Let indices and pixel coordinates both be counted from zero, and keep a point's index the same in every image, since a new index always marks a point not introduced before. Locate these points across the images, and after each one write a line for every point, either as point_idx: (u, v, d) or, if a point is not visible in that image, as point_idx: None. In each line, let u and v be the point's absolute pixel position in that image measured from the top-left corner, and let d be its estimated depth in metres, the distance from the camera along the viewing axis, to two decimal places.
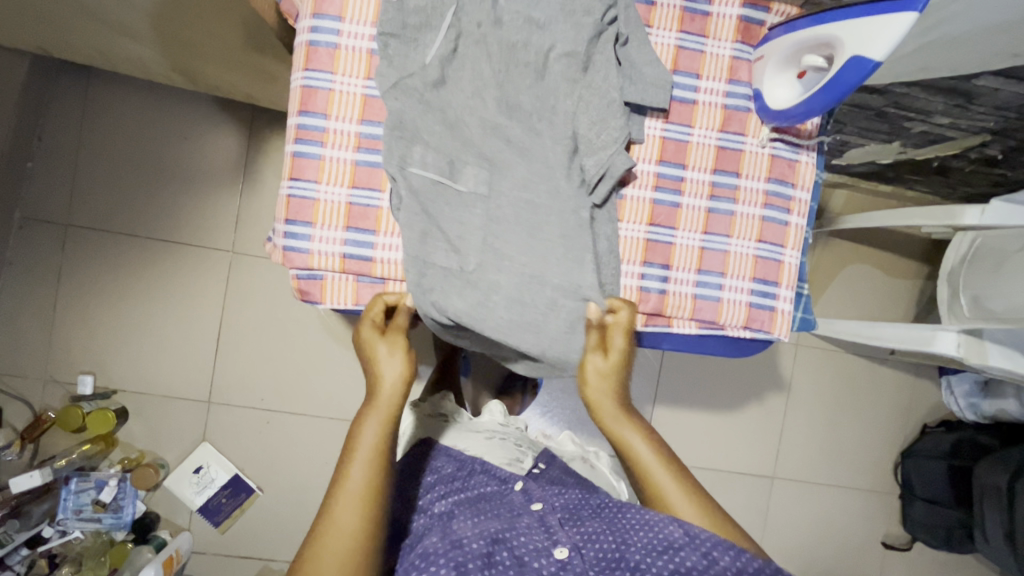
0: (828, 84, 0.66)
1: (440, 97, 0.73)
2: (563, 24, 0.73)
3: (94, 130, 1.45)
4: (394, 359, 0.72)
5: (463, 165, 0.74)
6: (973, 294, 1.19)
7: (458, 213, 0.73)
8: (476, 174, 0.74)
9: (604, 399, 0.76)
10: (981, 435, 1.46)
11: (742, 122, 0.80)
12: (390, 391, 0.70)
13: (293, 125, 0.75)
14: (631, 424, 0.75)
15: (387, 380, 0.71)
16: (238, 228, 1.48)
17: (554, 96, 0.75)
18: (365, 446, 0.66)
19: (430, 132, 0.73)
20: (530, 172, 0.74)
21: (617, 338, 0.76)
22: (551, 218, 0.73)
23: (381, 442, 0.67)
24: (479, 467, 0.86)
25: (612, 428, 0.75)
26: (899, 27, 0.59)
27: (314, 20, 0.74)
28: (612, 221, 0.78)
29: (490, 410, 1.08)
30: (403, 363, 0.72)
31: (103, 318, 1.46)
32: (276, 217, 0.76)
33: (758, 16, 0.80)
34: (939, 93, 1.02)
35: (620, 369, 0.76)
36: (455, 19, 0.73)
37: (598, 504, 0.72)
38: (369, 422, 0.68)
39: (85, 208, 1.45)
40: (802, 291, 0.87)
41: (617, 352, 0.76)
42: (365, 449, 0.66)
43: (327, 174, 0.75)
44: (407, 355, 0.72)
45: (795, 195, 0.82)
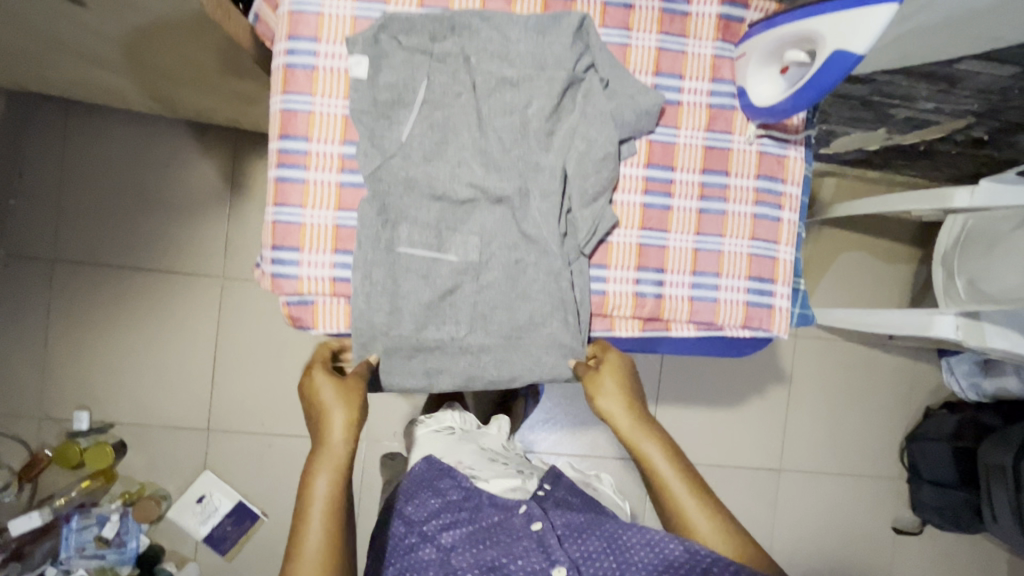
0: (816, 76, 0.62)
1: (410, 167, 0.72)
2: (537, 78, 0.74)
3: (73, 165, 1.44)
4: (339, 407, 0.70)
5: (450, 235, 0.74)
6: (969, 277, 1.18)
7: (429, 273, 0.73)
8: (466, 244, 0.74)
9: (619, 416, 0.77)
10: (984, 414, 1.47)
11: (728, 120, 0.79)
12: (340, 439, 0.69)
13: (274, 150, 0.73)
14: (651, 439, 0.75)
15: (335, 431, 0.70)
16: (227, 252, 1.48)
17: (532, 149, 0.74)
18: (319, 500, 0.66)
19: (423, 170, 0.72)
20: (502, 232, 0.74)
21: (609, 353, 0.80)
22: (523, 278, 0.75)
23: (334, 497, 0.66)
24: (487, 499, 0.81)
25: (631, 442, 0.76)
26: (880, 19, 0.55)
27: (289, 42, 0.72)
28: (585, 272, 0.76)
29: (499, 426, 1.08)
30: (349, 407, 0.71)
31: (100, 351, 1.47)
32: (263, 242, 0.74)
33: (738, 13, 0.79)
34: (921, 79, 1.01)
35: (628, 394, 0.78)
36: (427, 93, 0.73)
37: (603, 524, 0.73)
38: (320, 475, 0.67)
39: (71, 243, 1.45)
40: (799, 286, 0.84)
41: (617, 365, 0.79)
42: (320, 505, 0.65)
43: (311, 198, 0.73)
44: (356, 405, 0.71)
45: (786, 191, 0.81)
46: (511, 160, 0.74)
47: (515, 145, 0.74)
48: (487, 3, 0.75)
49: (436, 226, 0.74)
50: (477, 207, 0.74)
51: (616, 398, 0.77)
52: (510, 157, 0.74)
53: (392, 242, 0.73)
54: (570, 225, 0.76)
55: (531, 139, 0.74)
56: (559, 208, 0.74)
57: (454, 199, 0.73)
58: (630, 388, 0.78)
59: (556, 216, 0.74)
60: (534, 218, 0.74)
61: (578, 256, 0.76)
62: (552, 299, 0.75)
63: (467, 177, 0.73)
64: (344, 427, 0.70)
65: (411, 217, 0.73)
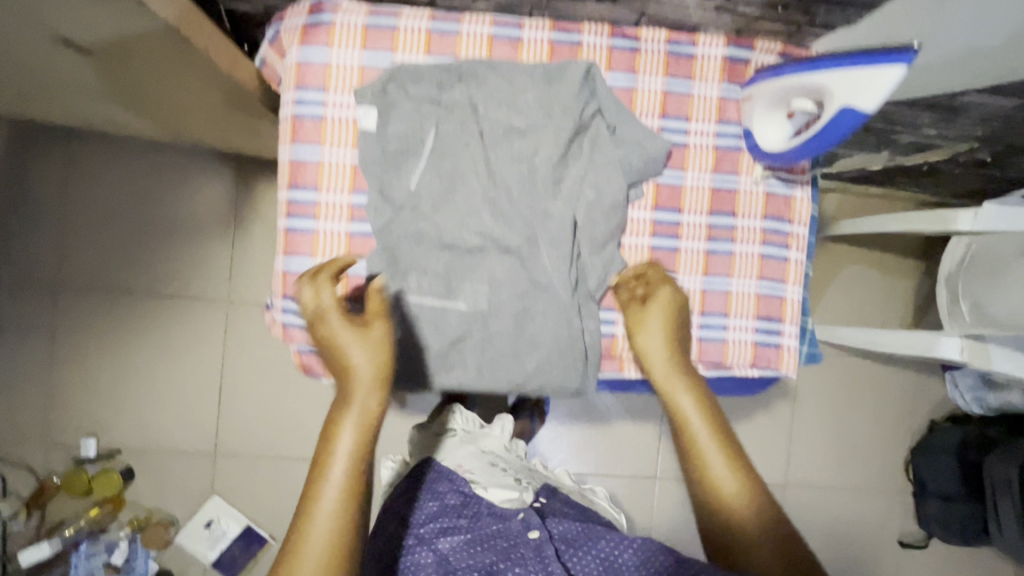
0: (827, 126, 0.63)
1: (419, 217, 0.73)
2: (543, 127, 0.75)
3: (78, 192, 1.44)
4: (367, 353, 0.68)
5: (460, 282, 0.75)
6: (974, 301, 1.19)
7: (439, 323, 0.74)
8: (475, 291, 0.75)
9: (657, 358, 0.76)
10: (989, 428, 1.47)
11: (734, 161, 0.80)
12: (365, 391, 0.67)
13: (284, 200, 0.74)
14: (685, 390, 0.76)
15: (361, 382, 0.67)
16: (233, 277, 1.48)
17: (540, 196, 0.75)
18: (344, 450, 0.65)
19: (432, 220, 0.73)
20: (512, 280, 0.75)
21: (660, 288, 0.76)
22: (532, 324, 0.76)
23: (359, 450, 0.65)
24: (485, 510, 0.81)
25: (665, 387, 0.76)
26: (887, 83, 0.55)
27: (297, 93, 0.73)
28: (594, 316, 0.77)
29: (502, 425, 1.03)
30: (374, 358, 0.68)
31: (106, 378, 1.47)
32: (274, 290, 0.75)
33: (743, 55, 0.78)
34: (925, 109, 1.01)
35: (672, 333, 0.76)
36: (435, 143, 0.73)
37: (599, 537, 0.75)
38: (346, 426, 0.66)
39: (76, 270, 1.45)
40: (808, 325, 0.84)
41: (668, 303, 0.75)
42: (345, 454, 0.65)
43: (321, 247, 0.74)
44: (382, 353, 0.68)
45: (793, 231, 0.81)
46: (519, 207, 0.75)
47: (523, 193, 0.75)
48: (493, 50, 0.76)
49: (446, 274, 0.74)
50: (485, 257, 0.75)
51: (661, 336, 0.75)
52: (518, 205, 0.75)
53: (401, 292, 0.73)
54: (578, 270, 0.77)
55: (540, 186, 0.75)
56: (568, 254, 0.75)
57: (464, 247, 0.74)
58: (676, 329, 0.76)
59: (566, 263, 0.75)
60: (543, 264, 0.75)
61: (588, 301, 0.77)
62: (560, 343, 0.76)
63: (476, 226, 0.74)
64: (372, 375, 0.68)
65: (421, 267, 0.73)
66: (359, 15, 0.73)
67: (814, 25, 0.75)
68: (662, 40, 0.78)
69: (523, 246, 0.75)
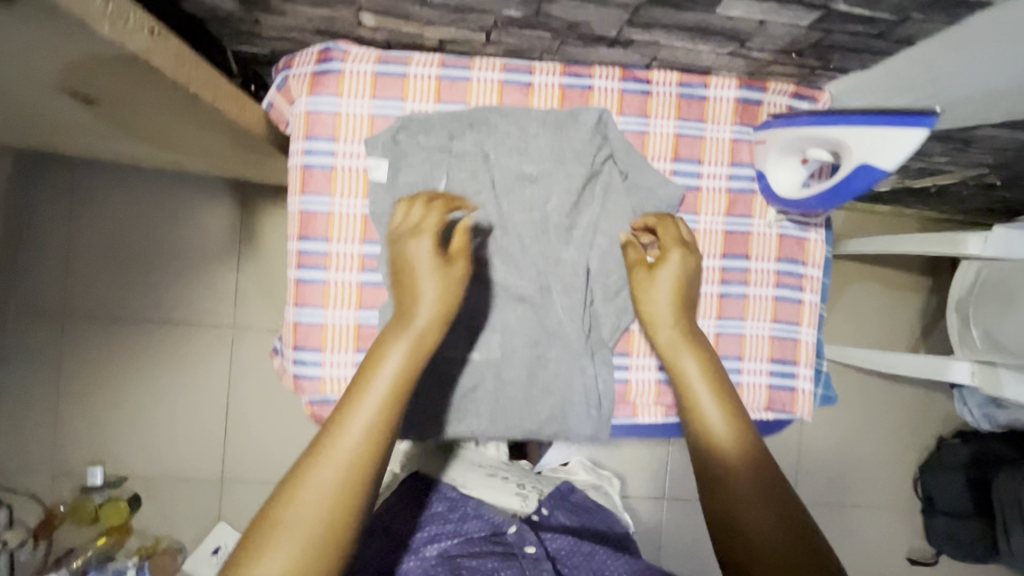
0: (846, 179, 0.62)
1: None
2: (556, 174, 0.74)
3: (82, 220, 1.43)
4: (434, 279, 0.62)
5: (472, 331, 0.74)
6: (985, 328, 1.18)
7: (452, 373, 0.74)
8: (488, 339, 0.74)
9: (663, 318, 0.72)
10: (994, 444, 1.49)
11: (748, 204, 0.79)
12: (427, 321, 0.61)
13: (294, 251, 0.73)
14: (690, 354, 0.70)
15: (423, 310, 0.61)
16: (238, 302, 1.48)
17: (553, 244, 0.75)
18: (385, 374, 0.58)
19: None
20: (525, 329, 0.75)
21: (673, 250, 0.72)
22: (545, 373, 0.75)
23: (399, 380, 0.58)
24: (473, 512, 0.83)
25: (667, 351, 0.71)
26: (907, 145, 0.55)
27: (307, 142, 0.72)
28: (608, 363, 0.76)
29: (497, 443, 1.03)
30: (447, 292, 0.63)
31: (112, 406, 1.46)
32: (285, 341, 0.74)
33: (755, 96, 0.78)
34: (935, 140, 0.99)
35: (681, 290, 0.72)
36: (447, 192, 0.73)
37: (593, 553, 0.77)
38: (389, 354, 0.59)
39: (81, 298, 1.44)
40: (821, 367, 0.83)
41: (679, 263, 0.72)
42: (384, 379, 0.57)
43: (332, 298, 0.73)
44: (450, 287, 0.63)
45: (807, 272, 0.80)
46: (532, 256, 0.74)
47: (535, 241, 0.74)
48: (504, 96, 0.75)
49: (459, 323, 0.74)
50: (498, 307, 0.74)
51: (669, 299, 0.72)
52: (531, 253, 0.74)
53: None
54: (590, 316, 0.76)
55: (553, 234, 0.74)
56: (581, 302, 0.75)
57: (476, 297, 0.74)
58: (686, 296, 0.73)
59: (579, 312, 0.75)
60: (556, 312, 0.75)
61: (601, 348, 0.77)
62: (574, 391, 0.76)
63: (489, 276, 0.73)
64: (433, 307, 0.61)
65: None
66: (369, 63, 0.73)
67: (827, 69, 0.74)
68: (673, 82, 0.77)
69: (537, 295, 0.75)
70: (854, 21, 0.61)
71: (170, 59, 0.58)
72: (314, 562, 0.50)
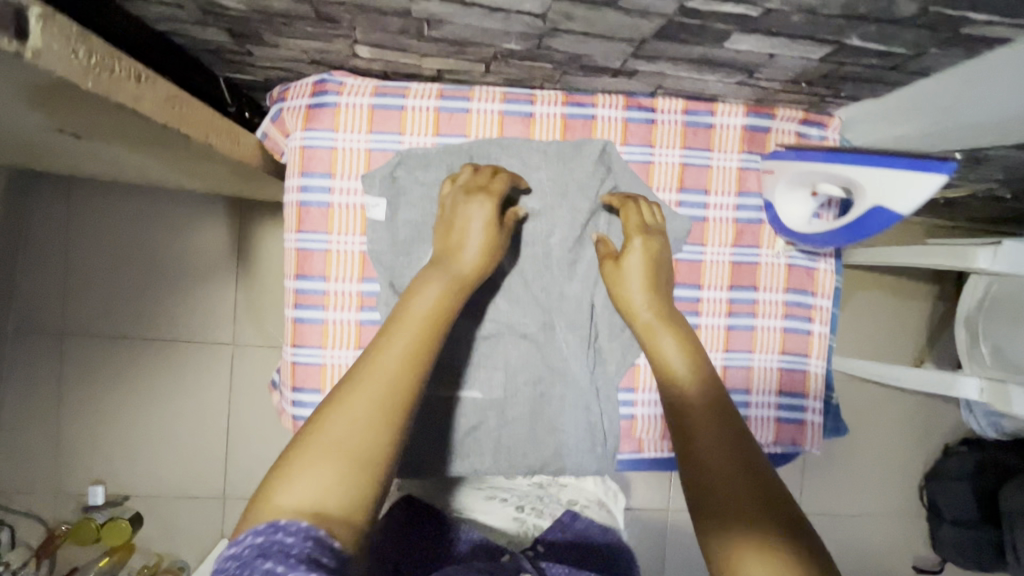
0: (864, 215, 0.60)
1: None
2: (558, 209, 0.73)
3: (79, 239, 1.42)
4: (478, 222, 0.65)
5: (474, 369, 0.73)
6: (994, 344, 1.16)
7: (453, 411, 0.73)
8: (490, 377, 0.73)
9: (636, 300, 0.67)
10: (1002, 454, 1.45)
11: (755, 234, 0.77)
12: (471, 263, 0.63)
13: (291, 290, 0.71)
14: (668, 333, 0.64)
15: (468, 256, 0.64)
16: (237, 319, 1.46)
17: (555, 279, 0.73)
18: (419, 309, 0.58)
19: None
20: (528, 366, 0.73)
21: (634, 238, 0.69)
22: (549, 409, 0.74)
23: (437, 311, 0.59)
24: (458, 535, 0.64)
25: (643, 333, 0.66)
26: (926, 191, 0.54)
27: (302, 179, 0.70)
28: (613, 399, 0.75)
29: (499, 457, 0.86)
30: (491, 239, 0.65)
31: (112, 425, 1.45)
32: (284, 381, 0.73)
33: (763, 123, 0.76)
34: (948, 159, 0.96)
35: (650, 269, 0.68)
36: None
37: None
38: (425, 291, 0.59)
39: (80, 317, 1.43)
40: (832, 399, 0.82)
41: (643, 252, 0.68)
42: (419, 313, 0.58)
43: (331, 337, 0.71)
44: (494, 235, 0.66)
45: (816, 303, 0.78)
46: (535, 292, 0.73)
47: (537, 275, 0.73)
48: (504, 128, 0.73)
49: (460, 360, 0.73)
50: (501, 343, 0.73)
51: (639, 284, 0.67)
52: (533, 289, 0.73)
53: None
54: (594, 352, 0.75)
55: (556, 269, 0.73)
56: (585, 338, 0.74)
57: (477, 334, 0.72)
58: (654, 276, 0.68)
59: (583, 347, 0.73)
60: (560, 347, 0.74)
61: (606, 383, 0.75)
62: (578, 427, 0.75)
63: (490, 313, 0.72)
64: (478, 251, 0.64)
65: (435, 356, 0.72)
66: (365, 95, 0.71)
67: (837, 97, 0.72)
68: (678, 110, 0.75)
69: (540, 331, 0.73)
70: (867, 55, 0.59)
71: (160, 104, 0.56)
72: (354, 481, 0.47)
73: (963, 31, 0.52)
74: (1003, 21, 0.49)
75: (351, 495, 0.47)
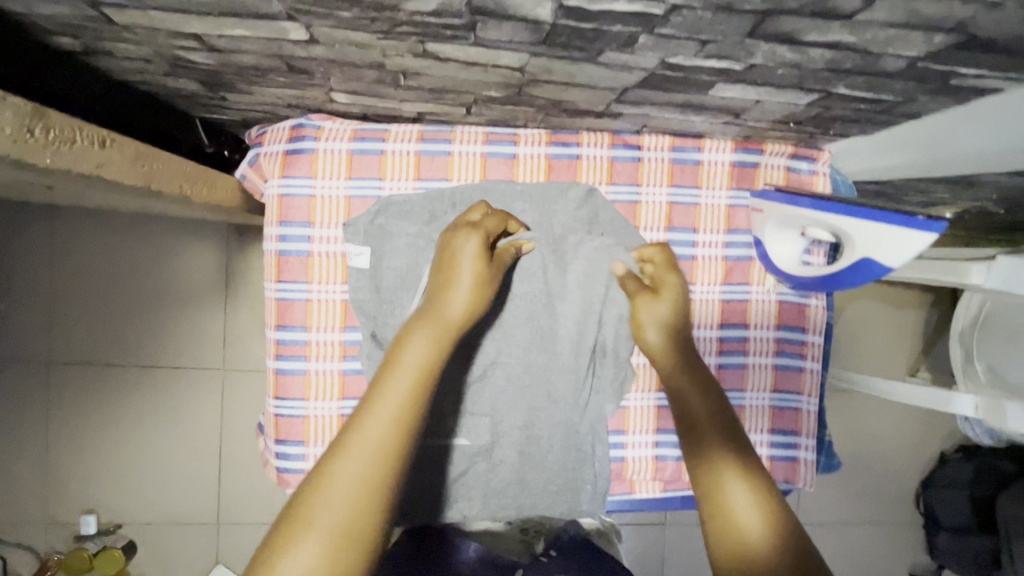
0: (855, 265, 0.61)
1: None
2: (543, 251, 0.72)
3: (66, 266, 1.38)
4: (469, 263, 0.62)
5: (462, 417, 0.71)
6: (989, 363, 1.14)
7: (441, 460, 0.72)
8: (478, 425, 0.72)
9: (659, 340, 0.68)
10: (1000, 461, 1.36)
11: (745, 271, 0.76)
12: (458, 311, 0.60)
13: (273, 340, 0.70)
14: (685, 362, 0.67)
15: (457, 303, 0.60)
16: (227, 344, 1.42)
17: (543, 323, 0.72)
18: (411, 364, 0.55)
19: None
20: (516, 411, 0.72)
21: (667, 276, 0.69)
22: (538, 454, 0.73)
23: (429, 363, 0.55)
24: None
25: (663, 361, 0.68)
26: (918, 245, 0.55)
27: (281, 228, 0.69)
28: (603, 442, 0.74)
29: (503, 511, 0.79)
30: (481, 284, 0.62)
31: (103, 455, 1.42)
32: (268, 433, 0.72)
33: (752, 158, 0.74)
34: (946, 186, 0.93)
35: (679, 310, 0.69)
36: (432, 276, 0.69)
37: None
38: (415, 339, 0.57)
39: (70, 346, 1.40)
40: (825, 435, 0.81)
41: (671, 302, 0.68)
42: (410, 368, 0.54)
43: (314, 389, 0.70)
44: (482, 278, 0.63)
45: (808, 339, 0.77)
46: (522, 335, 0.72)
47: (524, 321, 0.72)
48: (487, 170, 0.72)
49: (448, 410, 0.71)
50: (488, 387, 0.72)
51: (661, 331, 0.68)
52: (520, 334, 0.72)
53: None
54: (584, 396, 0.73)
55: (543, 313, 0.72)
56: (574, 382, 0.73)
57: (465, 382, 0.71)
58: (678, 325, 0.68)
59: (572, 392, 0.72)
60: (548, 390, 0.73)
61: (595, 427, 0.74)
62: (568, 473, 0.74)
63: (477, 360, 0.71)
64: (468, 303, 0.61)
65: None
66: (344, 140, 0.69)
67: (827, 134, 0.71)
68: (666, 147, 0.74)
69: (528, 377, 0.72)
70: (855, 101, 0.57)
71: (129, 165, 0.55)
72: (340, 561, 0.46)
73: (953, 82, 0.50)
74: (993, 74, 0.47)
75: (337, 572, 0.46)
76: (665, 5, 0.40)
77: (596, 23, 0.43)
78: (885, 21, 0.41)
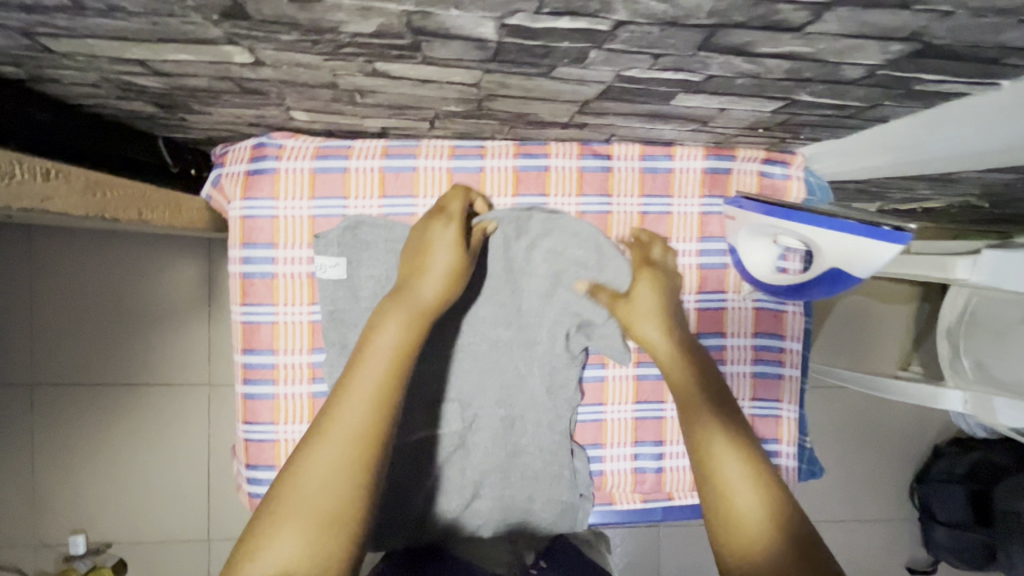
0: (827, 272, 0.61)
1: None
2: (514, 264, 0.70)
3: (44, 282, 1.33)
4: (444, 243, 0.62)
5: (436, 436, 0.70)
6: (976, 359, 1.11)
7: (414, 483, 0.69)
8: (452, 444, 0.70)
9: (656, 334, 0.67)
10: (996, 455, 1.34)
11: (720, 279, 0.75)
12: (433, 293, 0.60)
13: (240, 364, 0.69)
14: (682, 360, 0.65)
15: (434, 275, 0.61)
16: (211, 359, 1.38)
17: (516, 337, 0.70)
18: (382, 349, 0.55)
19: None
20: (491, 430, 0.70)
21: (641, 273, 0.69)
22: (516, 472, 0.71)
23: (405, 343, 0.56)
24: None
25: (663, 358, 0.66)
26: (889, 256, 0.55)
27: (245, 251, 0.68)
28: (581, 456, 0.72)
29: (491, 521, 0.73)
30: (456, 256, 0.62)
31: (88, 475, 1.37)
32: (239, 458, 0.71)
33: (724, 165, 0.73)
34: (931, 182, 0.91)
35: (665, 305, 0.67)
36: None
37: None
38: (389, 319, 0.57)
39: (50, 365, 1.35)
40: (807, 442, 0.80)
41: (647, 298, 0.67)
42: (382, 354, 0.55)
43: (283, 413, 0.69)
44: (461, 250, 0.62)
45: (786, 346, 0.76)
46: (496, 351, 0.69)
47: (496, 337, 0.70)
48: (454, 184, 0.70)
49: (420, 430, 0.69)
50: (464, 408, 0.69)
51: (657, 322, 0.66)
52: (493, 351, 0.70)
53: None
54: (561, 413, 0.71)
55: (515, 328, 0.70)
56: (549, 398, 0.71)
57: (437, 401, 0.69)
58: (669, 317, 0.67)
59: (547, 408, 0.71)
60: (525, 408, 0.71)
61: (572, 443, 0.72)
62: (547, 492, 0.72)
63: (448, 377, 0.69)
64: (445, 273, 0.61)
65: None
66: (306, 159, 0.68)
67: (798, 138, 0.69)
68: (636, 156, 0.72)
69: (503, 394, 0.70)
70: (822, 107, 0.56)
71: (76, 195, 0.53)
72: (328, 541, 0.47)
73: (916, 88, 0.49)
74: (955, 80, 0.46)
75: (319, 558, 0.47)
76: (611, 21, 0.39)
77: (544, 41, 0.42)
78: (838, 33, 0.39)
